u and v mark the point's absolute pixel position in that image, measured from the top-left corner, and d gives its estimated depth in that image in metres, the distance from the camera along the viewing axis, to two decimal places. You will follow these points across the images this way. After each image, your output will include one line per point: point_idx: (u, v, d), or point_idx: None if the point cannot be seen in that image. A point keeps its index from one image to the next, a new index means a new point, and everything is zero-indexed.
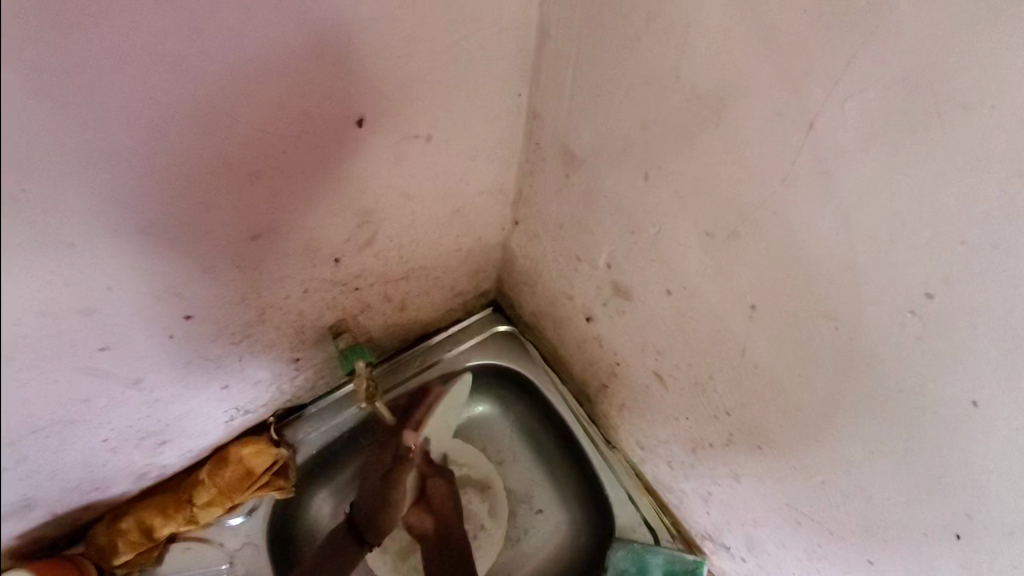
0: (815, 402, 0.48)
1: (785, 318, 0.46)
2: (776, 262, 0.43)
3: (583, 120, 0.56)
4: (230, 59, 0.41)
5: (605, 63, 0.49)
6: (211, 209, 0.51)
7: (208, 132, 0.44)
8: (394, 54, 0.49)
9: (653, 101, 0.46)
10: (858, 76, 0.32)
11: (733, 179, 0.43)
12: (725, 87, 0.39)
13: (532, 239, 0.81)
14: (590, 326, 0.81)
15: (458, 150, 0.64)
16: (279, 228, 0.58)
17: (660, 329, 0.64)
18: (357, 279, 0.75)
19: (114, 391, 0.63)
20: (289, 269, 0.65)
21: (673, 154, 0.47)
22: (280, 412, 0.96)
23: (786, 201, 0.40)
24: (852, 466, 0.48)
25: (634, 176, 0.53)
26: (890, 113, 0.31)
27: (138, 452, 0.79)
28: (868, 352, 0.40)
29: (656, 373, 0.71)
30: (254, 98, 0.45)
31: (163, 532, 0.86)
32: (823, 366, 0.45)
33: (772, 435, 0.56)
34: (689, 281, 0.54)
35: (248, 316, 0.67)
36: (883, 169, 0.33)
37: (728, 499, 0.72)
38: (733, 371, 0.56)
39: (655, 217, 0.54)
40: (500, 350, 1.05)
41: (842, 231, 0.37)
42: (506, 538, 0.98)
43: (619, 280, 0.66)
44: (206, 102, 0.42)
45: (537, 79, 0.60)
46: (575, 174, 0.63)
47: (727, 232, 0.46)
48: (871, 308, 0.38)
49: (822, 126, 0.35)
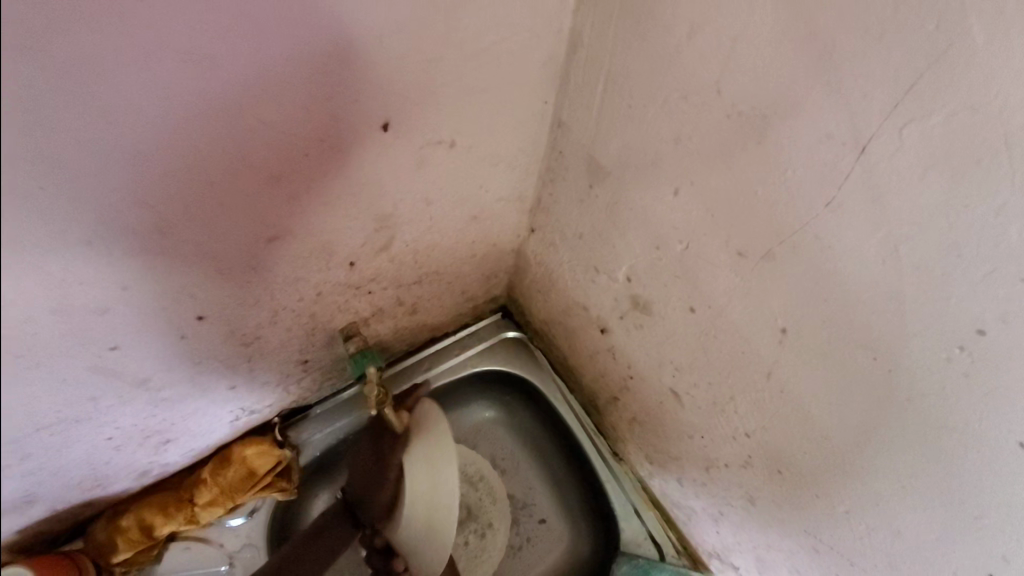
0: (846, 430, 0.47)
1: (819, 344, 0.45)
2: (812, 287, 0.42)
3: (611, 131, 0.55)
4: (259, 58, 0.40)
5: (640, 75, 0.48)
6: (229, 209, 0.49)
7: (230, 131, 0.43)
8: (426, 58, 0.48)
9: (690, 115, 0.45)
10: (920, 102, 0.31)
11: (772, 200, 0.42)
12: (771, 105, 0.38)
13: (548, 248, 0.80)
14: (604, 338, 0.79)
15: (481, 156, 0.63)
16: (296, 230, 0.57)
17: (680, 346, 0.63)
18: (371, 283, 0.74)
19: (123, 390, 0.61)
20: (304, 272, 0.63)
21: (708, 172, 0.46)
22: (284, 412, 0.95)
23: (828, 226, 0.39)
24: (882, 497, 0.47)
25: (663, 191, 0.52)
26: (953, 143, 0.30)
27: (142, 450, 0.77)
28: (906, 384, 0.40)
29: (672, 390, 0.69)
30: (280, 99, 0.44)
31: (164, 531, 0.85)
32: (859, 393, 0.44)
33: (795, 461, 0.55)
34: (715, 300, 0.53)
35: (260, 317, 0.66)
36: (942, 197, 0.32)
37: (741, 521, 0.71)
38: (756, 394, 0.55)
39: (683, 233, 0.52)
40: (508, 356, 1.04)
41: (889, 260, 0.36)
42: (508, 546, 0.97)
43: (640, 294, 0.65)
44: (231, 100, 0.41)
45: (565, 87, 0.59)
46: (599, 186, 0.62)
47: (760, 254, 0.45)
48: (916, 340, 0.38)
49: (874, 151, 0.34)
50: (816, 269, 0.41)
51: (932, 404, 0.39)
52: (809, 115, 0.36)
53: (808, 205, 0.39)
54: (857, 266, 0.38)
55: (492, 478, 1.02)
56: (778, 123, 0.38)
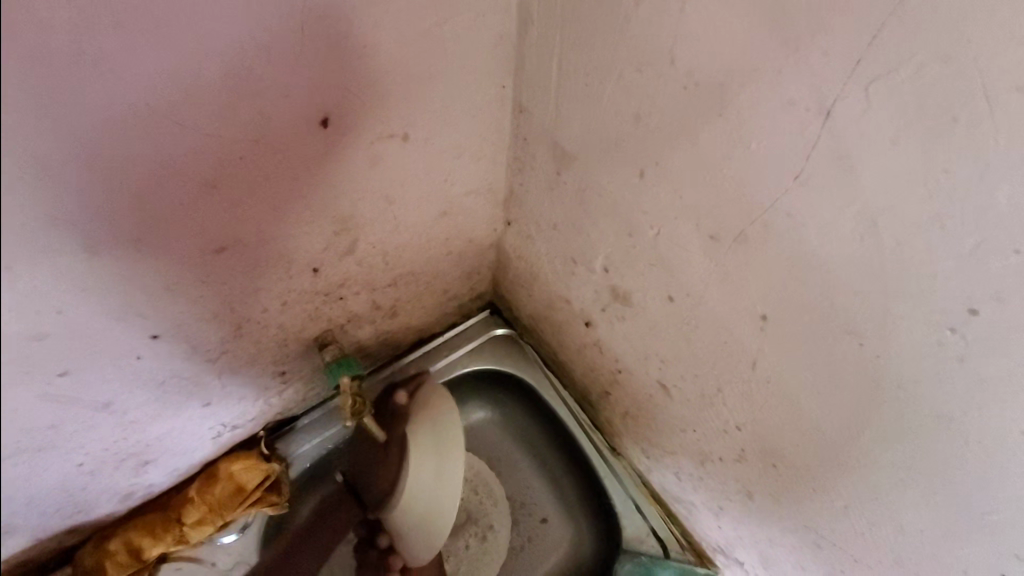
0: (835, 422, 0.44)
1: (801, 332, 0.41)
2: (787, 272, 0.39)
3: (570, 112, 0.51)
4: (165, 55, 0.37)
5: (592, 49, 0.44)
6: (163, 222, 0.46)
7: (151, 140, 0.40)
8: (358, 46, 0.44)
9: (646, 90, 0.41)
10: (884, 54, 0.27)
11: (736, 178, 0.38)
12: (728, 72, 0.34)
13: (526, 240, 0.77)
14: (589, 331, 0.76)
15: (440, 149, 0.59)
16: (246, 239, 0.54)
17: (662, 337, 0.60)
18: (341, 288, 0.71)
19: (83, 415, 0.59)
20: (262, 282, 0.60)
21: (670, 149, 0.42)
22: (270, 425, 0.92)
23: (798, 201, 0.35)
24: (882, 492, 0.44)
25: (629, 173, 0.48)
26: (925, 100, 0.27)
27: (120, 473, 0.75)
28: (894, 368, 0.36)
29: (660, 383, 0.66)
30: (199, 101, 0.40)
31: (153, 553, 0.83)
32: (846, 383, 0.40)
33: (789, 454, 0.51)
34: (693, 288, 0.49)
35: (224, 331, 0.63)
36: (915, 162, 0.28)
37: (741, 516, 0.68)
38: (743, 384, 0.51)
39: (653, 218, 0.49)
40: (498, 354, 1.01)
41: (868, 236, 0.33)
42: (510, 549, 0.94)
43: (619, 284, 0.62)
44: (144, 107, 0.38)
45: (521, 69, 0.55)
46: (566, 173, 0.58)
47: (732, 236, 0.42)
48: (901, 323, 0.34)
49: (838, 117, 0.30)
50: (789, 250, 0.38)
51: (927, 390, 0.35)
52: (767, 80, 0.32)
53: (777, 181, 0.36)
54: (834, 245, 0.35)
55: (490, 479, 0.99)
56: (736, 92, 0.35)
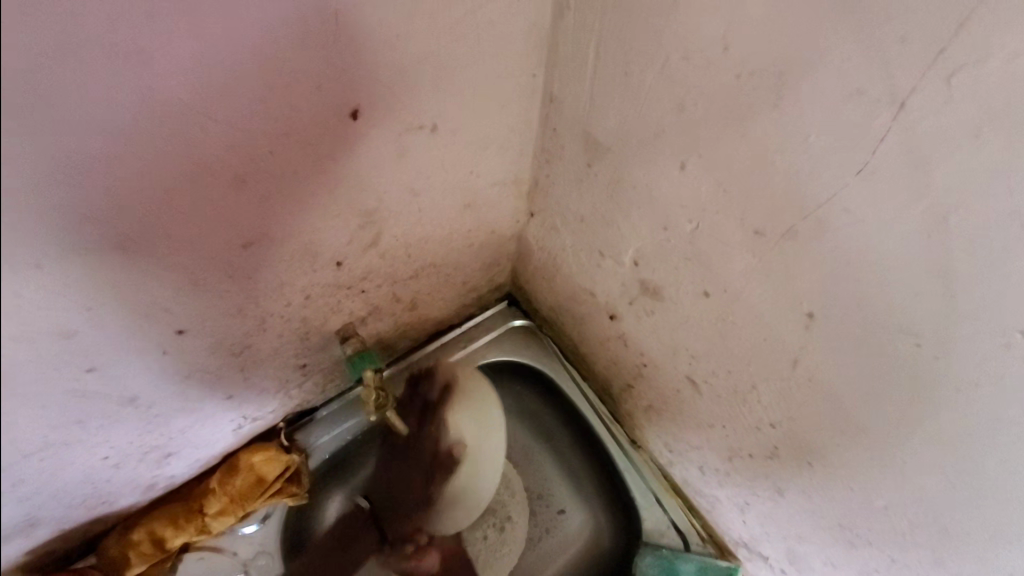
0: (881, 423, 0.43)
1: (851, 331, 0.40)
2: (839, 270, 0.38)
3: (606, 102, 0.49)
4: (196, 45, 0.35)
5: (635, 36, 0.42)
6: (191, 217, 0.45)
7: (180, 133, 0.39)
8: (392, 34, 0.43)
9: (694, 79, 0.39)
10: (972, 42, 0.25)
11: (790, 171, 0.37)
12: (789, 59, 0.32)
13: (550, 232, 0.75)
14: (614, 325, 0.75)
15: (468, 139, 0.58)
16: (272, 233, 0.53)
17: (694, 333, 0.58)
18: (363, 281, 0.70)
19: (109, 409, 0.59)
20: (287, 275, 0.59)
21: (716, 141, 0.40)
22: (289, 417, 0.92)
23: (857, 197, 0.34)
24: (927, 494, 0.43)
25: (668, 165, 0.47)
26: (1018, 92, 0.25)
27: (143, 465, 0.75)
28: (952, 371, 0.35)
29: (689, 378, 0.65)
30: (230, 92, 0.39)
31: (175, 543, 0.84)
32: (897, 385, 0.39)
33: (827, 453, 0.50)
34: (732, 284, 0.48)
35: (248, 325, 0.63)
36: (998, 158, 0.27)
37: (769, 512, 0.67)
38: (781, 383, 0.50)
39: (692, 212, 0.47)
40: (517, 346, 1.00)
41: (934, 234, 0.31)
42: (528, 539, 0.94)
43: (649, 279, 0.60)
44: (175, 99, 0.37)
45: (554, 56, 0.53)
46: (597, 164, 0.56)
47: (780, 232, 0.40)
48: (965, 326, 0.33)
49: (913, 109, 0.29)
50: (844, 247, 0.36)
51: (988, 394, 0.34)
52: (834, 68, 0.31)
53: (836, 175, 0.34)
54: (895, 243, 0.33)
55: (509, 471, 0.98)
56: (796, 81, 0.33)
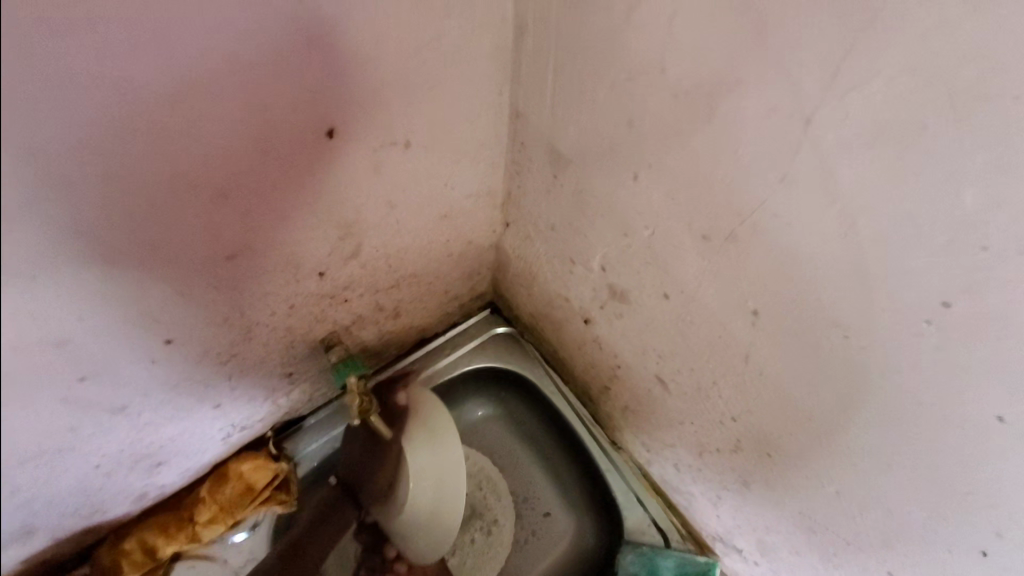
0: (823, 411, 0.46)
1: (789, 325, 0.43)
2: (774, 270, 0.41)
3: (566, 118, 0.53)
4: (177, 73, 0.38)
5: (586, 58, 0.46)
6: (178, 231, 0.48)
7: (163, 153, 0.42)
8: (362, 58, 0.46)
9: (638, 97, 0.43)
10: (857, 68, 0.29)
11: (725, 180, 0.40)
12: (714, 80, 0.36)
13: (525, 241, 0.78)
14: (588, 328, 0.78)
15: (441, 154, 0.61)
16: (254, 245, 0.55)
17: (659, 333, 0.62)
18: (346, 291, 0.73)
19: (99, 418, 0.61)
20: (270, 286, 0.62)
21: (662, 153, 0.44)
22: (278, 426, 0.95)
23: (782, 202, 0.37)
24: (868, 475, 0.46)
25: (624, 176, 0.50)
26: (898, 108, 0.29)
27: (134, 474, 0.77)
28: (877, 359, 0.38)
29: (658, 377, 0.68)
30: (209, 114, 0.42)
31: (166, 552, 0.85)
32: (832, 375, 0.43)
33: (783, 443, 0.54)
34: (687, 285, 0.51)
35: (234, 335, 0.65)
36: (890, 168, 0.31)
37: (739, 505, 0.70)
38: (737, 377, 0.53)
39: (648, 219, 0.51)
40: (500, 352, 1.03)
41: (848, 235, 0.35)
42: (514, 542, 0.96)
43: (616, 283, 0.64)
44: (158, 122, 0.40)
45: (517, 76, 0.57)
46: (563, 176, 0.60)
47: (723, 235, 0.44)
48: (882, 317, 0.36)
49: (819, 124, 0.32)
50: (775, 249, 0.40)
51: (908, 379, 0.37)
52: (752, 88, 0.34)
53: (762, 183, 0.38)
54: (817, 243, 0.37)
55: (495, 475, 1.01)
56: (723, 99, 0.36)
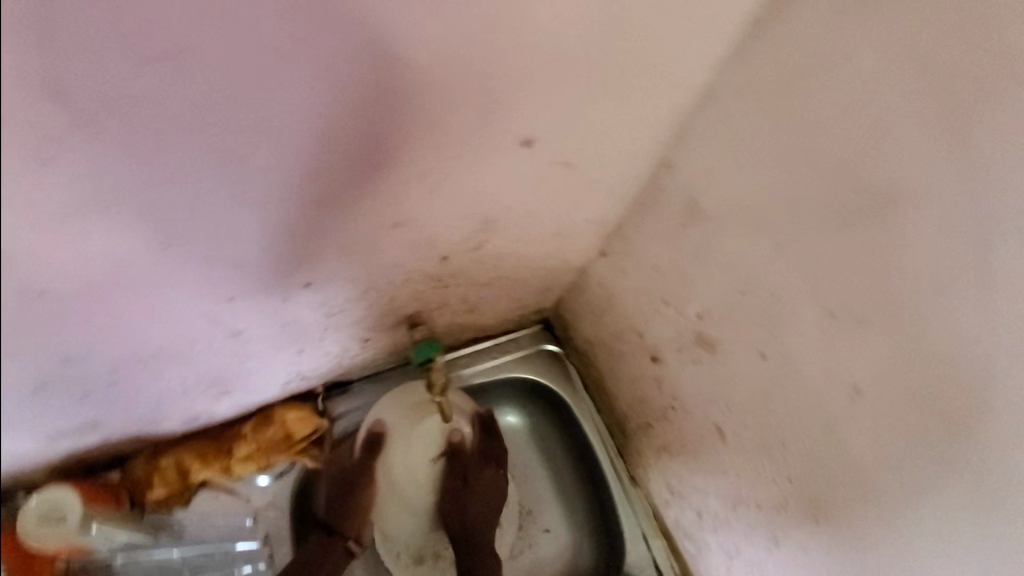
0: (892, 490, 0.52)
1: (891, 410, 0.50)
2: (896, 359, 0.48)
3: (720, 180, 0.60)
4: (459, 69, 0.48)
5: (769, 137, 0.53)
6: (377, 188, 0.56)
7: (410, 124, 0.51)
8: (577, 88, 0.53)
9: (811, 182, 0.51)
10: None
11: (880, 272, 0.47)
12: (905, 190, 0.44)
13: (616, 273, 0.84)
14: (653, 366, 0.84)
15: (588, 180, 0.67)
16: (416, 218, 0.63)
17: (739, 388, 0.68)
18: (450, 277, 0.78)
19: (215, 337, 0.65)
20: (401, 257, 0.68)
21: (821, 235, 0.51)
22: (329, 383, 0.97)
23: (935, 307, 0.44)
24: (917, 557, 0.52)
25: (764, 243, 0.57)
26: None
27: (202, 397, 0.81)
28: (973, 457, 0.44)
29: (716, 426, 0.74)
30: (458, 105, 0.51)
31: (198, 477, 0.89)
32: (916, 462, 0.49)
33: (836, 513, 0.59)
34: (792, 351, 0.58)
35: (350, 292, 0.70)
36: None
37: (759, 562, 0.75)
38: (811, 444, 0.59)
39: (774, 285, 0.57)
40: (542, 367, 1.08)
41: (985, 347, 0.41)
42: (512, 548, 1.00)
43: (707, 332, 0.70)
44: (424, 100, 0.49)
45: (681, 132, 0.63)
46: (693, 227, 0.66)
47: (854, 317, 0.51)
48: (992, 423, 0.42)
49: (995, 251, 0.39)
50: (904, 341, 0.47)
51: (995, 482, 0.43)
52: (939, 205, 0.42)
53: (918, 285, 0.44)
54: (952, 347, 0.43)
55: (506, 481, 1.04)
56: (904, 207, 0.44)
